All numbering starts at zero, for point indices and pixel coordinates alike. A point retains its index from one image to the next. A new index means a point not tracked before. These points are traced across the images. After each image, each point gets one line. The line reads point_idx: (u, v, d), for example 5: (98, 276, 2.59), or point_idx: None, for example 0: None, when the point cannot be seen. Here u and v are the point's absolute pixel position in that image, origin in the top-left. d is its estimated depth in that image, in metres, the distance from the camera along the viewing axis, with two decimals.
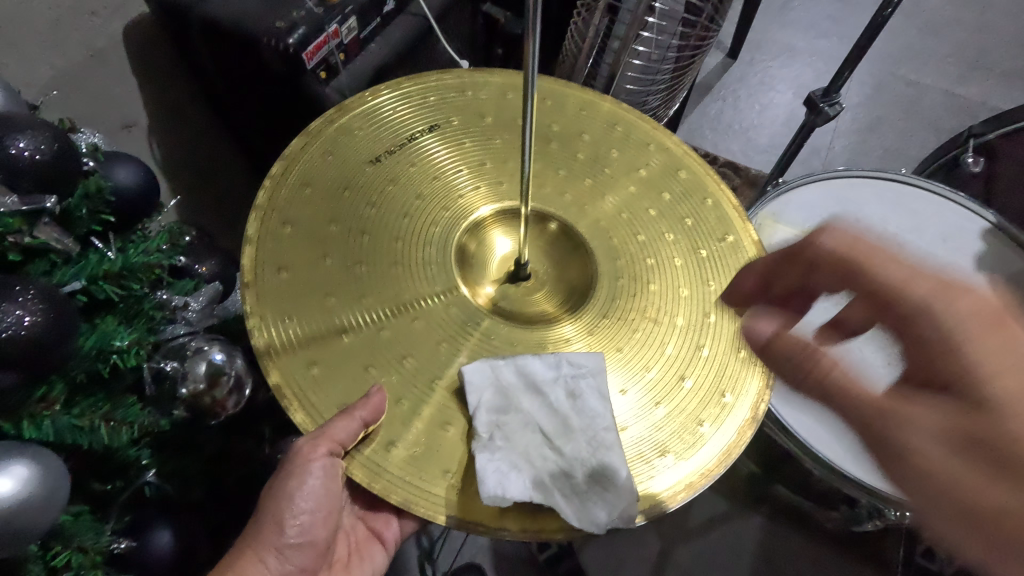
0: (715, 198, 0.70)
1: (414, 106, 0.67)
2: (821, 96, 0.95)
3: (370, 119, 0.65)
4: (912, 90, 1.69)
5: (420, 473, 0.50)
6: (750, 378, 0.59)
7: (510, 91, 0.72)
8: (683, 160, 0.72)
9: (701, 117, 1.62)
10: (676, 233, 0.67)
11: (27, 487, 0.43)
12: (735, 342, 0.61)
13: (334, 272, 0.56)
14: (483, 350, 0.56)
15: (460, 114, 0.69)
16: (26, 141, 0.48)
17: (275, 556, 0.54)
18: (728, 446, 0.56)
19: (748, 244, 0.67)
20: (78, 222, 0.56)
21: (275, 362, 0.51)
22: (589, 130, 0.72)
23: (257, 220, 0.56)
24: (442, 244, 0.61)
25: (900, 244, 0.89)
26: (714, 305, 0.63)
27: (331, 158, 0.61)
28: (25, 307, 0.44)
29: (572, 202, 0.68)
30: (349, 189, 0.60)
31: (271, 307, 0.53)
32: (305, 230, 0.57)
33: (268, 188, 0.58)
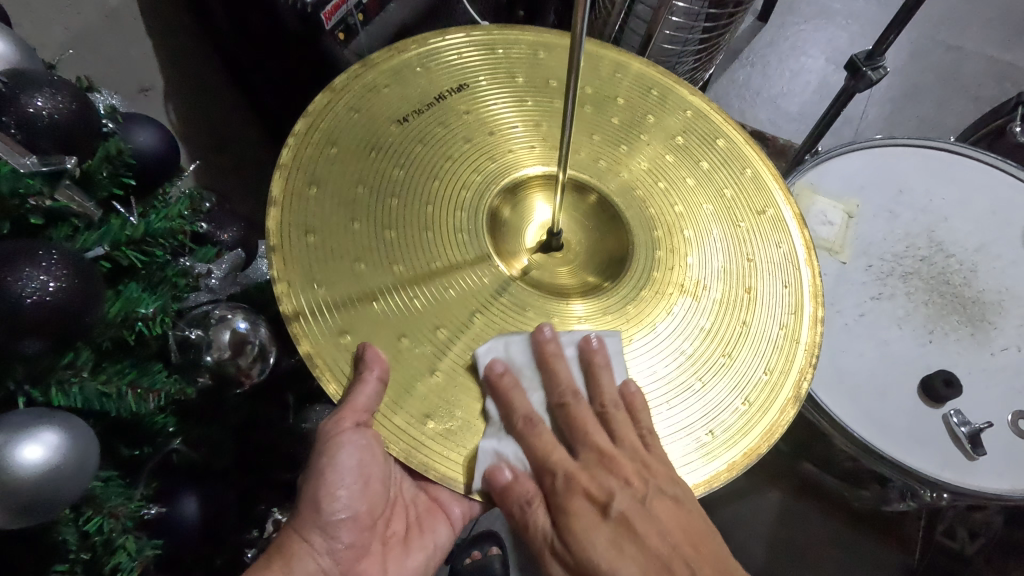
0: (753, 169, 0.68)
1: (442, 65, 0.64)
2: (864, 60, 0.88)
3: (396, 77, 0.62)
4: (953, 55, 1.60)
5: (458, 449, 0.50)
6: (792, 355, 0.59)
7: (540, 50, 0.68)
8: (720, 127, 0.69)
9: (728, 83, 1.54)
10: (713, 204, 0.65)
11: (57, 454, 0.43)
12: (776, 317, 0.60)
13: (362, 237, 0.54)
14: (514, 320, 0.55)
15: (491, 73, 0.65)
16: (45, 99, 0.47)
17: (322, 534, 0.54)
18: (772, 425, 0.56)
19: (787, 219, 0.66)
20: (100, 187, 0.55)
21: (305, 330, 0.49)
22: (623, 93, 0.68)
23: (281, 179, 0.54)
24: (473, 211, 0.59)
25: (945, 217, 0.85)
26: (756, 279, 0.62)
27: (357, 118, 0.58)
28: (50, 272, 0.42)
29: (606, 169, 0.65)
30: (377, 150, 0.58)
31: (299, 271, 0.51)
32: (332, 193, 0.55)
33: (292, 146, 0.55)
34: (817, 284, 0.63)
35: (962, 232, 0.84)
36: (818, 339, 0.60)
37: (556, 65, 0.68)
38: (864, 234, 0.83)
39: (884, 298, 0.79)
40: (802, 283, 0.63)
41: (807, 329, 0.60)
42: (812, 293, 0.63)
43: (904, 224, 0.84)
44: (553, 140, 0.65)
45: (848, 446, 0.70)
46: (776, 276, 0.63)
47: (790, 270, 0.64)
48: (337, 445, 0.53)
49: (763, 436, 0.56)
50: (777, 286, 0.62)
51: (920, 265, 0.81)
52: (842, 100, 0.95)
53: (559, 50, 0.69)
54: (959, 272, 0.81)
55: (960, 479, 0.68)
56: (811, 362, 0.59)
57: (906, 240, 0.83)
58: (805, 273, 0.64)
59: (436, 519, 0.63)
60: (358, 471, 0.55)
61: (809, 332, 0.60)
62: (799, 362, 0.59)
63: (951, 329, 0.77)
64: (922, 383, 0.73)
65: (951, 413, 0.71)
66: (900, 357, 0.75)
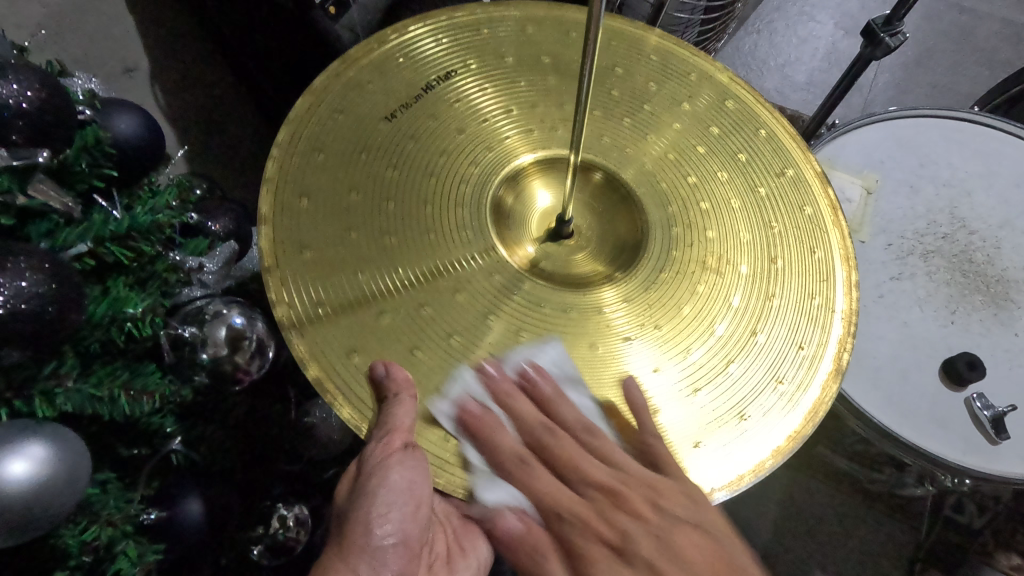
0: (769, 128, 0.64)
1: (425, 50, 0.60)
2: (881, 26, 0.83)
3: (379, 70, 0.58)
4: (968, 18, 1.54)
5: (486, 462, 0.48)
6: (828, 325, 0.56)
7: (529, 25, 0.64)
8: (730, 89, 0.65)
9: (733, 52, 1.48)
10: (730, 171, 0.61)
11: (44, 468, 0.40)
12: (805, 288, 0.57)
13: (361, 247, 0.51)
14: (531, 316, 0.52)
15: (479, 56, 0.61)
16: (9, 85, 0.42)
17: (368, 563, 0.48)
18: (814, 403, 0.53)
19: (810, 178, 0.62)
20: (79, 179, 0.52)
21: (316, 357, 0.47)
22: (622, 62, 0.64)
23: (269, 197, 0.51)
24: (477, 203, 0.56)
25: (969, 191, 0.81)
26: (783, 250, 0.59)
27: (341, 117, 0.55)
28: (18, 276, 0.39)
29: (613, 145, 0.61)
30: (366, 152, 0.54)
31: (300, 292, 0.48)
32: (324, 203, 0.52)
33: (276, 157, 0.52)
34: (847, 247, 0.60)
35: (986, 206, 0.80)
36: (854, 305, 0.57)
37: (549, 38, 0.64)
38: (881, 211, 0.80)
39: (904, 278, 0.76)
40: (831, 249, 0.60)
41: (839, 298, 0.57)
42: (842, 257, 0.59)
43: (924, 199, 0.81)
44: (552, 122, 0.61)
45: (865, 430, 0.68)
46: (805, 242, 0.59)
47: (816, 235, 0.60)
48: (384, 465, 0.48)
49: (805, 415, 0.53)
50: (806, 252, 0.59)
51: (941, 243, 0.78)
52: (857, 69, 0.90)
53: (549, 22, 0.65)
54: (982, 250, 0.78)
55: (982, 465, 0.65)
56: (849, 332, 0.56)
57: (926, 217, 0.80)
58: (833, 236, 0.60)
59: (473, 534, 0.61)
60: (408, 494, 0.50)
61: (842, 300, 0.58)
62: (833, 333, 0.56)
63: (974, 310, 0.74)
64: (943, 366, 0.71)
65: (973, 396, 0.68)
66: (921, 339, 0.73)
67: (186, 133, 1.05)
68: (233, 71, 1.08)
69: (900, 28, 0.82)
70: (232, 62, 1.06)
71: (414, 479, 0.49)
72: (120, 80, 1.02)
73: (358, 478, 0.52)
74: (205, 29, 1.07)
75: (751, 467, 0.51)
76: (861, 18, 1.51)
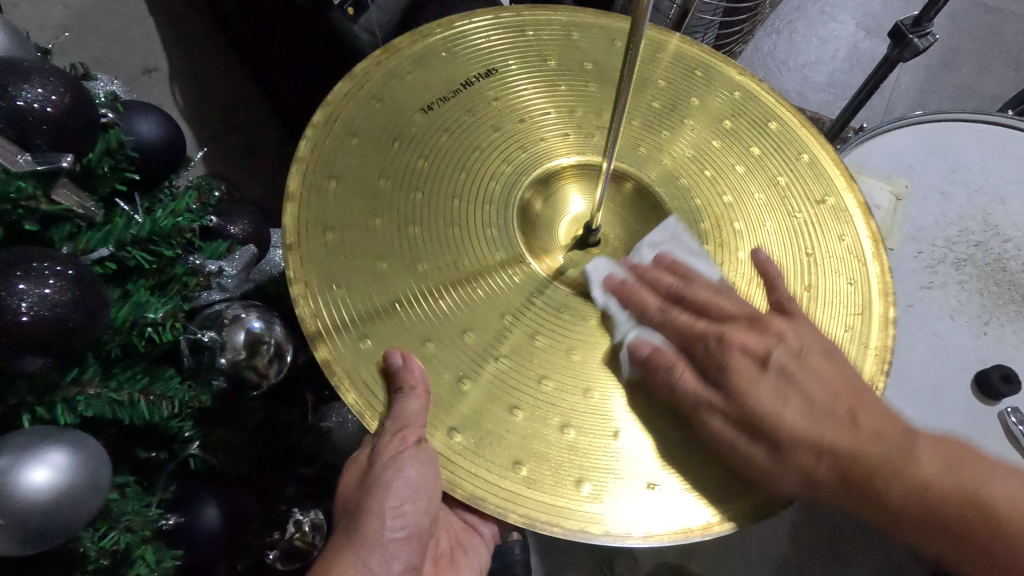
0: (811, 154, 0.62)
1: (470, 49, 0.59)
2: (910, 27, 0.80)
3: (421, 63, 0.58)
4: (994, 18, 1.50)
5: (489, 462, 0.45)
6: (861, 362, 0.54)
7: (574, 31, 0.63)
8: (775, 110, 0.64)
9: (753, 52, 1.46)
10: (766, 193, 0.60)
11: (66, 475, 0.40)
12: (840, 318, 0.55)
13: (385, 236, 0.50)
14: (549, 323, 0.51)
15: (520, 56, 0.60)
16: (34, 90, 0.42)
17: (379, 556, 0.48)
18: None
19: (854, 207, 0.60)
20: (101, 182, 0.52)
21: (325, 335, 0.46)
22: (662, 75, 0.63)
23: (298, 174, 0.51)
24: (503, 204, 0.55)
25: (1003, 199, 0.79)
26: (818, 276, 0.57)
27: (379, 106, 0.55)
28: (41, 282, 0.39)
29: (647, 156, 0.60)
30: (399, 141, 0.54)
31: (317, 272, 0.48)
32: (352, 187, 0.51)
33: (310, 138, 0.52)
34: (888, 280, 0.58)
35: (1022, 214, 0.78)
36: (889, 343, 0.55)
37: (595, 45, 0.63)
38: (911, 218, 0.78)
39: (935, 287, 0.74)
40: (870, 283, 0.57)
41: (875, 334, 0.55)
42: (881, 291, 0.57)
43: (956, 207, 0.79)
44: (588, 127, 0.60)
45: None
46: (840, 273, 0.57)
47: (855, 266, 0.58)
48: (397, 459, 0.47)
49: None
50: (841, 283, 0.57)
51: (974, 252, 0.76)
52: (886, 69, 0.87)
53: (594, 30, 0.64)
54: (1016, 259, 0.76)
55: None
56: (881, 371, 0.54)
57: (958, 225, 0.78)
58: (873, 266, 0.58)
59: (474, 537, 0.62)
60: (423, 489, 0.49)
61: (878, 337, 0.55)
62: (867, 369, 0.54)
63: (1008, 321, 0.72)
64: (977, 379, 0.68)
65: (1007, 410, 0.66)
66: (952, 351, 0.70)
67: (204, 133, 1.05)
68: (252, 72, 1.08)
69: (931, 29, 0.79)
70: (251, 62, 1.06)
71: (426, 476, 0.47)
72: (141, 81, 1.03)
73: (369, 469, 0.51)
74: (223, 29, 1.07)
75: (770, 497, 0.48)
76: (883, 19, 1.48)
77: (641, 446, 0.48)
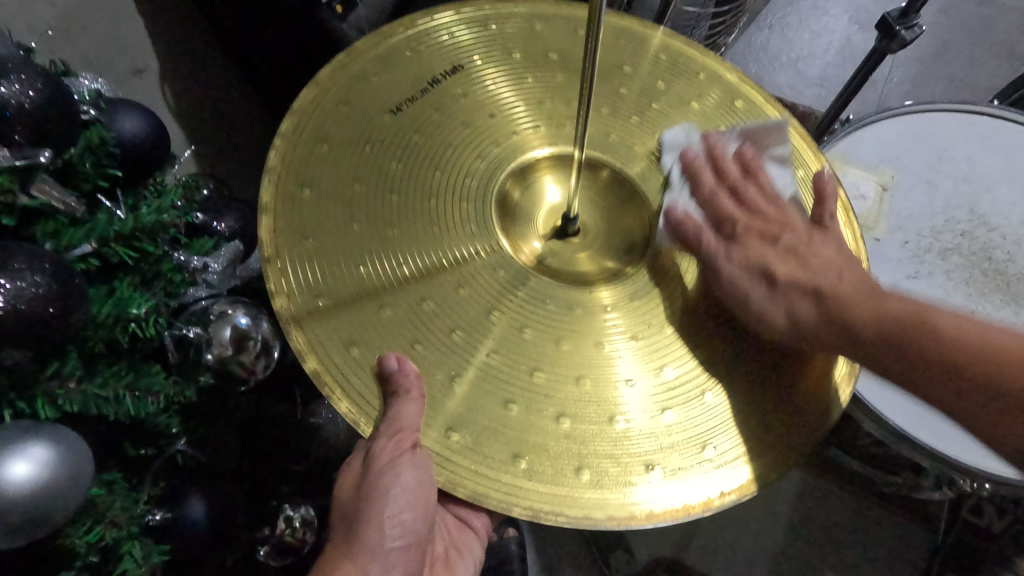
0: (778, 129, 0.63)
1: (433, 47, 0.59)
2: (896, 18, 0.80)
3: (384, 63, 0.58)
4: (986, 10, 1.50)
5: (486, 459, 0.45)
6: None
7: (537, 21, 0.63)
8: (738, 89, 0.64)
9: (745, 47, 1.46)
10: (740, 175, 0.60)
11: (47, 470, 0.40)
12: None
13: (365, 238, 0.50)
14: (531, 315, 0.51)
15: (487, 50, 0.60)
16: (12, 86, 0.42)
17: (379, 564, 0.48)
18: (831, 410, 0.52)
19: (821, 178, 0.61)
20: (83, 180, 0.52)
21: (310, 345, 0.47)
22: (630, 61, 0.63)
23: (271, 185, 0.51)
24: (482, 200, 0.55)
25: (988, 187, 0.79)
26: None
27: (347, 111, 0.55)
28: (19, 276, 0.39)
29: (619, 143, 0.60)
30: (371, 143, 0.54)
31: (299, 284, 0.48)
32: (326, 192, 0.51)
33: (279, 149, 0.52)
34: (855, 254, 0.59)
35: (1008, 203, 0.78)
36: None
37: (558, 33, 0.63)
38: (896, 208, 0.78)
39: (922, 276, 0.74)
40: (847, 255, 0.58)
41: None
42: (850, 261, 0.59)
43: (941, 196, 0.79)
44: (558, 118, 0.60)
45: (882, 434, 0.65)
46: None
47: None
48: (393, 466, 0.47)
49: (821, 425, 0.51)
50: None
51: (960, 241, 0.76)
52: (872, 61, 0.87)
53: (557, 19, 0.64)
54: (1002, 248, 0.76)
55: (1006, 469, 0.63)
56: None
57: (944, 214, 0.78)
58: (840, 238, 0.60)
59: (465, 535, 0.62)
60: (418, 494, 0.49)
61: None
62: None
63: (995, 309, 0.73)
64: None
65: None
66: None
67: (195, 132, 1.05)
68: (242, 71, 1.08)
69: (917, 20, 0.79)
70: (241, 62, 1.06)
71: (423, 481, 0.48)
72: (129, 81, 1.03)
73: (367, 476, 0.50)
74: (213, 30, 1.08)
75: (763, 470, 0.49)
76: (874, 13, 1.48)
77: (636, 432, 0.48)
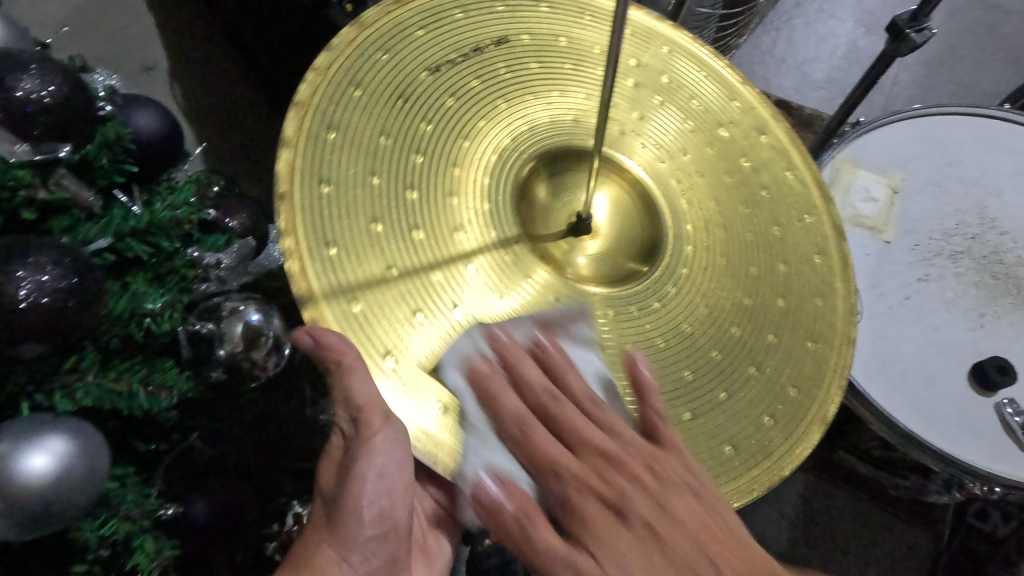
0: (796, 171, 0.63)
1: (480, 14, 0.59)
2: (907, 21, 0.80)
3: (431, 21, 0.56)
4: (992, 15, 1.50)
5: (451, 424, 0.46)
6: (823, 375, 0.55)
7: (587, 12, 0.63)
8: (767, 121, 0.64)
9: (751, 50, 1.46)
10: (749, 207, 0.60)
11: (62, 463, 0.40)
12: (806, 333, 0.56)
13: (382, 194, 0.49)
14: (537, 304, 0.52)
15: (532, 32, 0.60)
16: (32, 81, 0.43)
17: (359, 553, 0.49)
18: (797, 447, 0.53)
19: (829, 231, 0.61)
20: (100, 174, 0.51)
21: (313, 287, 0.45)
22: (669, 71, 0.63)
23: (296, 119, 0.48)
24: (499, 185, 0.55)
25: (999, 191, 0.79)
26: (793, 288, 0.57)
27: (386, 60, 0.53)
28: (40, 270, 0.39)
29: (645, 151, 0.61)
30: (403, 99, 0.53)
31: (309, 224, 0.46)
32: (354, 139, 0.50)
33: (312, 82, 0.50)
34: (853, 302, 0.58)
35: (1018, 207, 0.79)
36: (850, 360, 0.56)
37: (606, 27, 0.63)
38: (908, 211, 0.78)
39: (932, 279, 0.74)
40: (839, 298, 0.58)
41: (840, 351, 0.56)
42: (849, 309, 0.58)
43: (952, 199, 0.79)
44: (592, 112, 0.61)
45: (890, 436, 0.65)
46: (811, 291, 0.58)
47: (827, 286, 0.58)
48: (369, 448, 0.47)
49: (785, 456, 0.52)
50: (813, 300, 0.57)
51: (970, 244, 0.76)
52: (881, 65, 0.87)
53: (609, 11, 0.64)
54: (1012, 253, 0.77)
55: (1013, 472, 0.63)
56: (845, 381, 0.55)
57: (955, 218, 0.78)
58: (842, 286, 0.59)
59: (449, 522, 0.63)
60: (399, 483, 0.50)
61: (842, 352, 0.56)
62: (828, 382, 0.55)
63: (1005, 313, 0.72)
64: (972, 370, 0.68)
65: (1004, 402, 0.66)
66: (949, 342, 0.71)
67: (204, 130, 1.06)
68: (251, 69, 1.08)
69: (928, 24, 0.79)
70: (250, 60, 1.07)
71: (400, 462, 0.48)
72: (139, 78, 1.03)
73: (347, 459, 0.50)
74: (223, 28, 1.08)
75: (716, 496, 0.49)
76: (881, 16, 1.48)
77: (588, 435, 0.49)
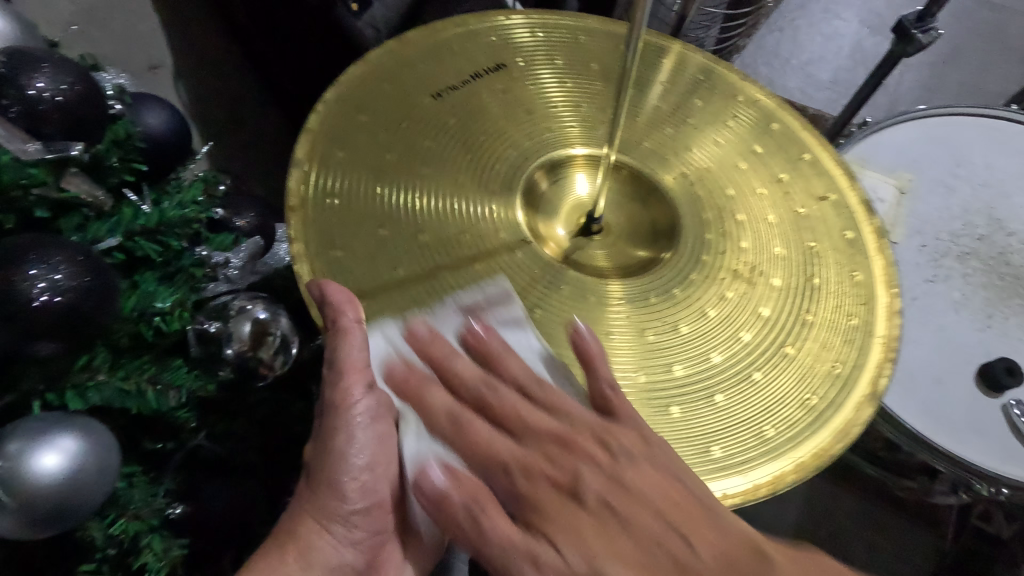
0: (813, 153, 0.62)
1: (479, 43, 0.60)
2: (913, 22, 0.79)
3: (432, 53, 0.59)
4: (997, 16, 1.50)
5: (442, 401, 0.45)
6: (866, 353, 0.52)
7: (582, 32, 0.64)
8: (776, 113, 0.64)
9: (756, 50, 1.46)
10: (769, 190, 0.59)
11: (76, 461, 0.40)
12: (844, 309, 0.54)
13: (390, 201, 0.51)
14: (545, 297, 0.51)
15: (531, 53, 0.61)
16: (45, 81, 0.43)
17: (342, 521, 0.49)
18: (846, 424, 0.49)
19: (856, 205, 0.60)
20: (109, 174, 0.52)
21: (320, 289, 0.47)
22: (668, 79, 0.64)
23: (306, 143, 0.51)
24: (509, 183, 0.55)
25: (1006, 192, 0.79)
26: (822, 270, 0.56)
27: (389, 88, 0.56)
28: (53, 269, 0.39)
29: (653, 152, 0.61)
30: (407, 121, 0.54)
31: (316, 233, 0.48)
32: (360, 155, 0.52)
33: (320, 112, 0.53)
34: (890, 276, 0.56)
35: None
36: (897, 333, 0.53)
37: (601, 42, 0.64)
38: (915, 212, 0.78)
39: (939, 280, 0.74)
40: (876, 273, 0.57)
41: (882, 323, 0.54)
42: (887, 283, 0.56)
43: (959, 200, 0.79)
44: (594, 120, 0.60)
45: (896, 437, 0.65)
46: (845, 266, 0.57)
47: (859, 263, 0.57)
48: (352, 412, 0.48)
49: (835, 435, 0.49)
50: (846, 276, 0.56)
51: (978, 245, 0.76)
52: (887, 66, 0.87)
53: (602, 33, 0.64)
54: (1019, 253, 0.76)
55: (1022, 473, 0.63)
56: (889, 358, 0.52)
57: (962, 219, 0.78)
58: (878, 261, 0.57)
59: None
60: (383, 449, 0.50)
61: (887, 327, 0.54)
62: (874, 356, 0.53)
63: (1013, 314, 0.72)
64: (980, 372, 0.68)
65: (1011, 403, 0.66)
66: (957, 343, 0.70)
67: (209, 129, 1.06)
68: (256, 69, 1.09)
69: (934, 25, 0.79)
70: (255, 60, 1.07)
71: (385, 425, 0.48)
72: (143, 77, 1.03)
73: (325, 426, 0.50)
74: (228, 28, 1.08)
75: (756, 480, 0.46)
76: (886, 18, 1.48)
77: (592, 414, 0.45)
